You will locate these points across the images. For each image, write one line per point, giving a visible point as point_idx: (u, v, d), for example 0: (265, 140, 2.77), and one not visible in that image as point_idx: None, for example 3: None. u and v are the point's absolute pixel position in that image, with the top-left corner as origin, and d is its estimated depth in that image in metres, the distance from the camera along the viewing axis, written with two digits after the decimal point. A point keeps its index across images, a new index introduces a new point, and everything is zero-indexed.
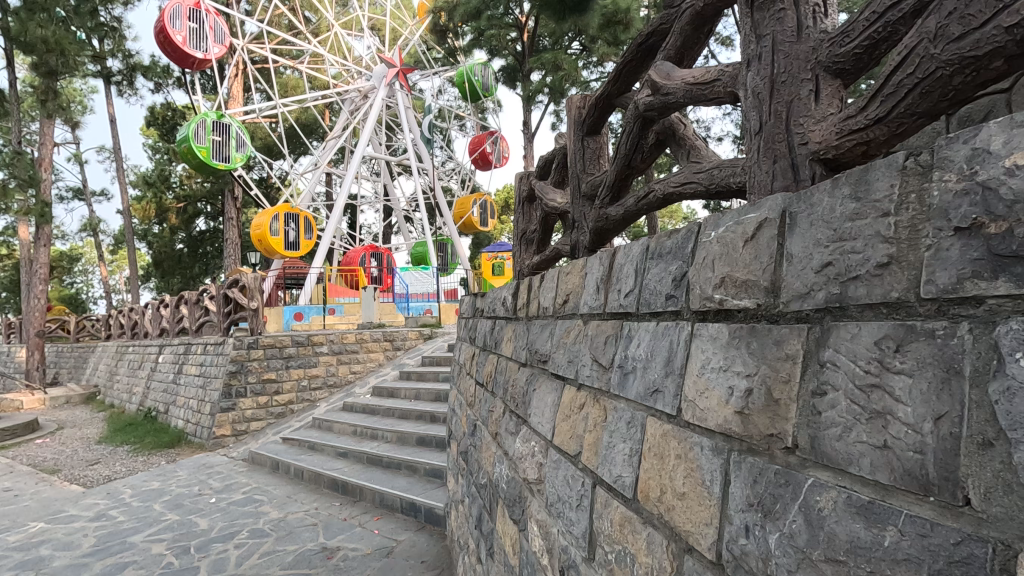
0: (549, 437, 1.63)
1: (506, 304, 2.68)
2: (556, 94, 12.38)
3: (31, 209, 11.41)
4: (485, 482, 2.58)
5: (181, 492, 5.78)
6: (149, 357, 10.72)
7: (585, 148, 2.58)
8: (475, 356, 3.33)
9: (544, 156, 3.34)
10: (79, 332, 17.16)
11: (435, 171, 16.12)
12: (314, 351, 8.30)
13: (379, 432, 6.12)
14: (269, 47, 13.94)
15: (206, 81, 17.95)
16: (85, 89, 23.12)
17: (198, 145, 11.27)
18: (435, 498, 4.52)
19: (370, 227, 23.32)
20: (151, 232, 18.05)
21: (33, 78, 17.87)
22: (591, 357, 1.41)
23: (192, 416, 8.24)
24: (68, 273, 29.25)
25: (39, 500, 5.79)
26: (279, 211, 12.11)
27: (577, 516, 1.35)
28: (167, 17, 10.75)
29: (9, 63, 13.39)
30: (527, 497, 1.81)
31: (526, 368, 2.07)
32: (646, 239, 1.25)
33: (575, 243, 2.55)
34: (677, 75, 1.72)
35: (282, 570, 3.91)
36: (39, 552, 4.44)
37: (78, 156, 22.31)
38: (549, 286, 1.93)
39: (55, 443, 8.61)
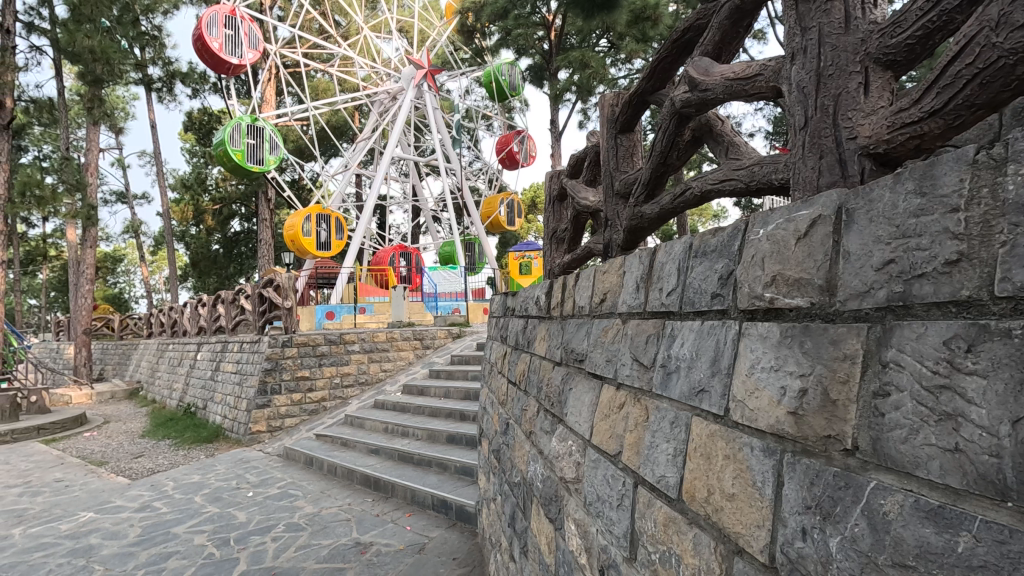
0: (588, 438, 1.62)
1: (539, 303, 2.67)
2: (583, 92, 12.32)
3: (79, 212, 11.93)
4: (519, 481, 2.59)
5: (220, 486, 5.96)
6: (188, 354, 11.07)
7: (618, 146, 2.56)
8: (507, 355, 3.34)
9: (576, 154, 3.33)
10: (123, 330, 17.87)
11: (462, 172, 16.24)
12: (346, 349, 8.45)
13: (410, 430, 6.20)
14: (300, 51, 14.23)
15: (240, 85, 18.47)
16: (128, 96, 24.10)
17: (233, 149, 11.59)
18: (465, 495, 4.56)
19: (398, 227, 23.55)
20: (189, 233, 18.67)
21: (79, 86, 18.70)
22: (632, 357, 1.41)
23: (228, 412, 8.48)
24: (112, 272, 30.56)
25: (88, 491, 6.05)
26: (311, 212, 12.37)
27: (618, 515, 1.35)
28: (203, 25, 11.08)
29: (58, 72, 14.04)
30: (564, 497, 1.81)
31: (562, 368, 2.06)
32: (690, 236, 1.23)
33: (608, 242, 2.54)
34: (717, 70, 1.70)
35: (317, 564, 3.99)
36: (89, 540, 4.64)
37: (122, 160, 23.28)
38: (585, 286, 1.93)
39: (101, 436, 8.98)
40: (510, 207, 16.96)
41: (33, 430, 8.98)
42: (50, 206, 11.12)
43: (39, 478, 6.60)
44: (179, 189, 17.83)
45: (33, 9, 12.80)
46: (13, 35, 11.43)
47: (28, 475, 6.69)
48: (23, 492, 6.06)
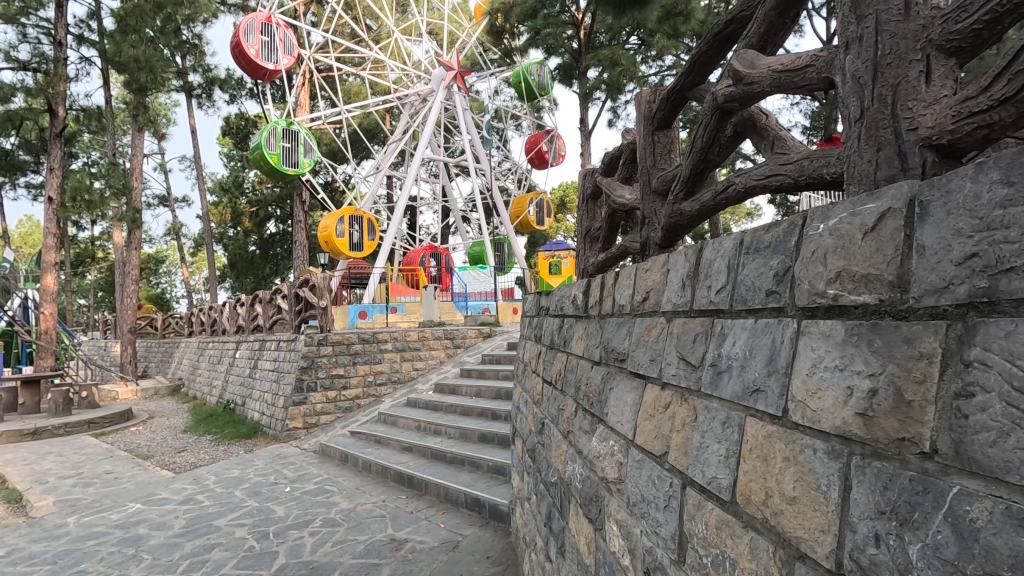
0: (631, 437, 1.60)
1: (575, 302, 2.65)
2: (613, 89, 12.17)
3: (125, 215, 12.43)
4: (556, 480, 2.58)
5: (259, 481, 6.12)
6: (227, 352, 11.38)
7: (655, 143, 2.52)
8: (542, 355, 3.32)
9: (610, 152, 3.30)
10: (165, 328, 18.52)
11: (492, 172, 16.28)
12: (379, 348, 8.60)
13: (442, 428, 6.26)
14: (333, 56, 14.49)
15: (276, 91, 18.98)
16: (170, 103, 24.99)
17: (269, 152, 11.89)
18: (499, 494, 4.57)
19: (428, 228, 23.79)
20: (227, 235, 19.21)
21: (125, 95, 19.50)
22: (678, 355, 1.38)
23: (266, 409, 8.67)
24: (154, 273, 31.65)
25: (135, 483, 6.29)
26: (344, 213, 12.59)
27: (664, 517, 1.32)
28: (241, 32, 11.38)
29: (105, 82, 14.67)
30: (605, 497, 1.80)
31: (601, 366, 2.04)
32: (740, 232, 1.20)
33: (645, 241, 2.50)
34: (763, 62, 1.65)
35: (353, 558, 4.05)
36: (137, 531, 4.82)
37: (164, 165, 24.15)
38: (625, 285, 1.90)
39: (146, 431, 9.31)
40: (539, 206, 16.98)
41: (83, 424, 9.38)
42: (98, 210, 11.62)
43: (90, 470, 6.90)
44: (218, 192, 18.40)
45: (83, 22, 13.42)
46: (66, 47, 12.01)
47: (81, 467, 7.00)
48: (76, 483, 6.35)
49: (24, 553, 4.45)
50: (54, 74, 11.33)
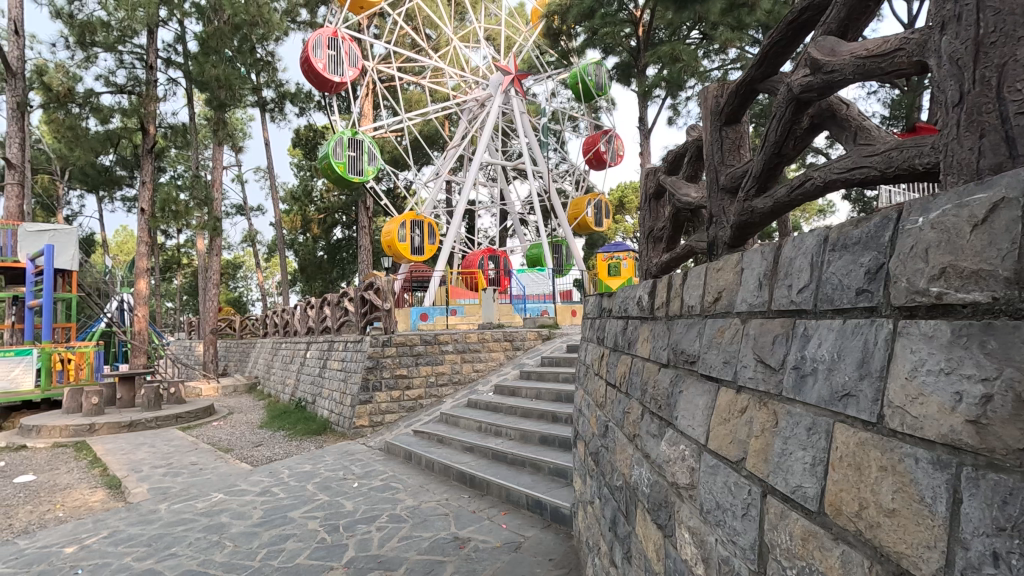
0: (703, 442, 1.55)
1: (640, 303, 2.59)
2: (673, 86, 11.88)
3: (207, 224, 13.36)
4: (621, 485, 2.54)
5: (329, 476, 6.38)
6: (298, 352, 11.96)
7: (723, 139, 2.43)
8: (605, 357, 3.28)
9: (674, 150, 3.21)
10: (243, 329, 19.70)
11: (550, 174, 16.29)
12: (440, 349, 8.78)
13: (503, 430, 6.31)
14: (395, 66, 14.98)
15: (342, 102, 19.84)
16: (246, 118, 26.61)
17: (336, 161, 12.42)
18: (560, 497, 4.55)
19: (487, 231, 24.09)
20: (298, 241, 20.24)
21: (206, 112, 20.98)
22: (755, 357, 1.33)
23: (335, 407, 9.02)
24: (232, 277, 33.74)
25: (218, 475, 6.72)
26: (406, 219, 12.96)
27: (743, 525, 1.27)
28: (310, 48, 11.99)
29: (190, 101, 15.86)
30: (675, 503, 1.75)
31: (670, 369, 1.99)
32: (825, 228, 1.13)
33: (713, 240, 2.42)
34: (844, 49, 1.56)
35: (418, 555, 4.15)
36: (221, 519, 5.15)
37: (241, 176, 25.74)
38: (694, 285, 1.84)
39: (227, 426, 9.93)
40: (597, 207, 16.86)
41: (172, 418, 10.12)
42: (183, 219, 12.51)
43: (178, 460, 7.44)
44: (290, 201, 19.41)
45: (171, 46, 14.55)
46: (156, 70, 13.05)
47: (170, 458, 7.56)
48: (166, 473, 6.86)
49: (123, 535, 4.85)
50: (146, 96, 12.36)
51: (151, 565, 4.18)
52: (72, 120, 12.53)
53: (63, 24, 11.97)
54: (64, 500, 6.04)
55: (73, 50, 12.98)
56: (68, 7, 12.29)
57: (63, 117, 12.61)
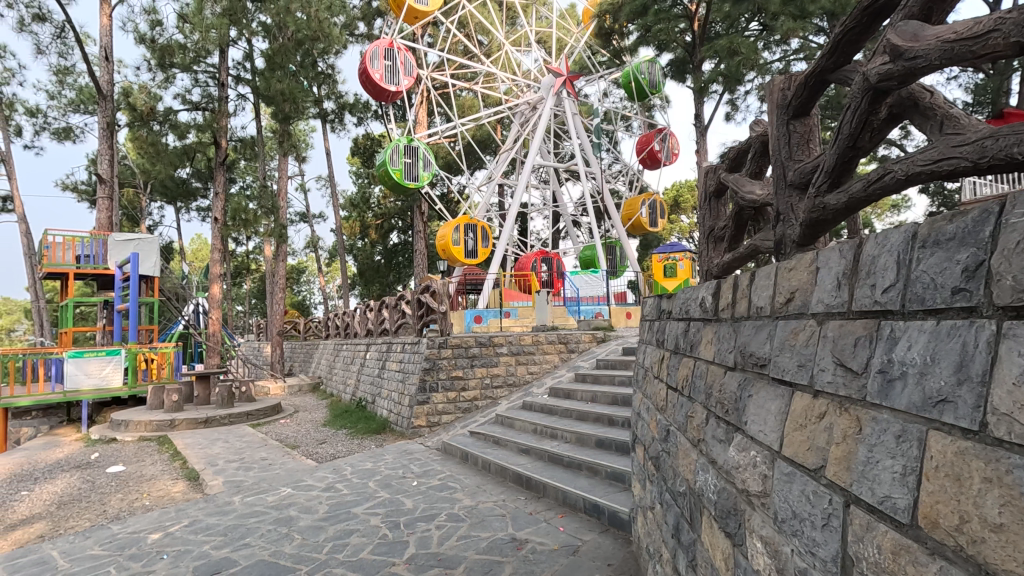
0: (776, 447, 1.50)
1: (703, 304, 2.52)
2: (732, 80, 11.49)
3: (274, 231, 14.07)
4: (684, 491, 2.49)
5: (390, 474, 6.56)
6: (359, 353, 12.35)
7: (791, 133, 2.33)
8: (665, 359, 3.21)
9: (737, 146, 3.10)
10: (307, 331, 20.57)
11: (603, 174, 16.13)
12: (495, 351, 8.85)
13: (559, 432, 6.28)
14: (448, 73, 15.25)
15: (398, 111, 20.41)
16: (308, 129, 27.82)
17: (393, 168, 12.78)
18: (619, 501, 4.49)
19: (539, 233, 24.09)
20: (357, 246, 20.92)
21: (273, 125, 22.15)
22: (835, 360, 1.26)
23: (394, 407, 9.25)
24: (296, 282, 35.34)
25: (285, 470, 7.04)
26: (459, 222, 13.13)
27: (823, 537, 1.22)
28: (367, 59, 12.42)
29: (257, 114, 16.77)
30: (746, 511, 1.70)
31: (737, 372, 1.93)
32: (913, 224, 1.07)
33: (780, 238, 2.32)
34: (929, 33, 1.46)
35: (477, 554, 4.19)
36: (290, 512, 5.40)
37: (304, 185, 26.93)
38: (763, 286, 1.77)
39: (293, 424, 10.38)
40: (652, 207, 16.55)
41: (243, 415, 10.68)
42: (252, 227, 13.21)
43: (250, 456, 7.84)
44: (349, 207, 20.12)
45: (240, 64, 15.45)
46: (227, 87, 13.87)
47: (243, 453, 7.99)
48: (239, 467, 7.26)
49: (203, 524, 5.17)
50: (218, 112, 13.16)
51: (228, 554, 4.44)
52: (154, 137, 13.49)
53: (146, 48, 12.95)
54: (150, 490, 6.50)
55: (155, 72, 14.02)
56: (150, 33, 13.28)
57: (147, 134, 13.64)
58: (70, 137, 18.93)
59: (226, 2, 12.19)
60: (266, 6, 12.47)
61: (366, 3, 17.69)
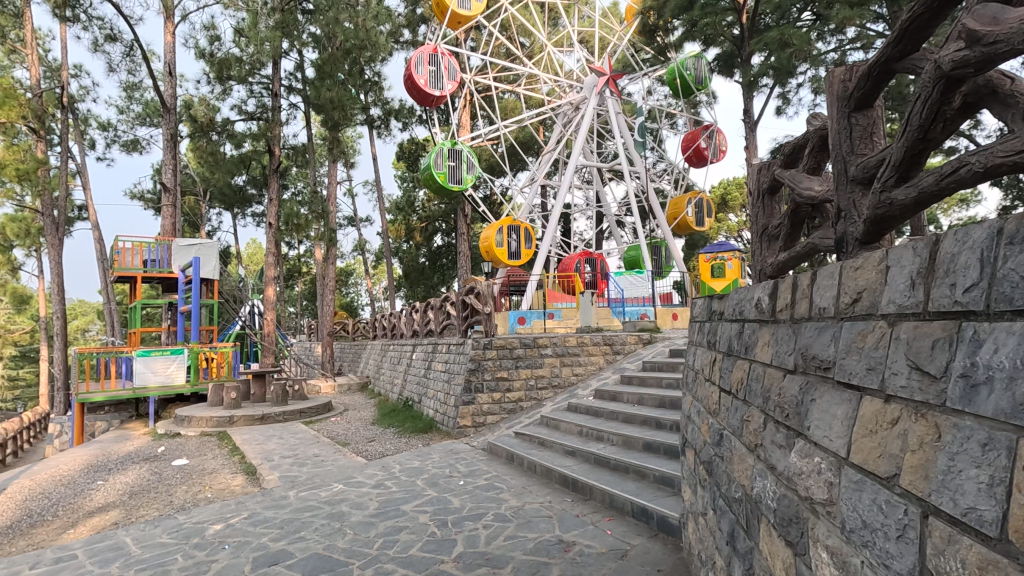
0: (843, 454, 1.44)
1: (759, 305, 2.44)
2: (783, 74, 11.10)
3: (324, 235, 14.56)
4: (740, 497, 2.42)
5: (437, 472, 6.66)
6: (405, 353, 12.59)
7: (852, 126, 2.23)
8: (718, 362, 3.13)
9: (792, 142, 2.99)
10: (356, 332, 21.14)
11: (647, 173, 15.87)
12: (540, 352, 8.85)
13: (605, 435, 6.22)
14: (491, 76, 15.38)
15: (442, 115, 20.73)
16: (355, 135, 28.62)
17: (437, 171, 12.98)
18: (668, 506, 4.40)
19: (582, 233, 23.93)
20: (402, 249, 21.36)
21: (322, 132, 22.93)
22: (908, 363, 1.21)
23: (440, 407, 9.37)
24: (344, 283, 36.38)
25: (337, 467, 7.26)
26: (503, 224, 13.20)
27: (899, 548, 1.17)
28: (412, 65, 12.68)
29: (308, 123, 17.39)
30: (810, 519, 1.63)
31: (798, 376, 1.86)
32: (999, 220, 1.00)
33: (842, 236, 2.22)
34: (1009, 18, 1.38)
35: (525, 555, 4.20)
36: (342, 508, 5.56)
37: (352, 190, 27.71)
38: (826, 285, 1.69)
39: (344, 422, 10.69)
40: (698, 206, 16.16)
41: (297, 412, 11.08)
42: (304, 231, 13.69)
43: (304, 452, 8.13)
44: (395, 211, 20.60)
45: (292, 74, 16.09)
46: (280, 97, 14.44)
47: (296, 449, 8.28)
48: (293, 463, 7.53)
49: (261, 517, 5.39)
50: (272, 121, 13.72)
51: (285, 546, 4.61)
52: (213, 146, 14.23)
53: (206, 63, 13.67)
54: (212, 483, 6.83)
55: (214, 85, 14.78)
56: (210, 48, 13.99)
57: (207, 144, 14.40)
58: (138, 149, 20.21)
59: (279, 15, 12.68)
60: (316, 18, 12.91)
61: (411, 10, 18.05)
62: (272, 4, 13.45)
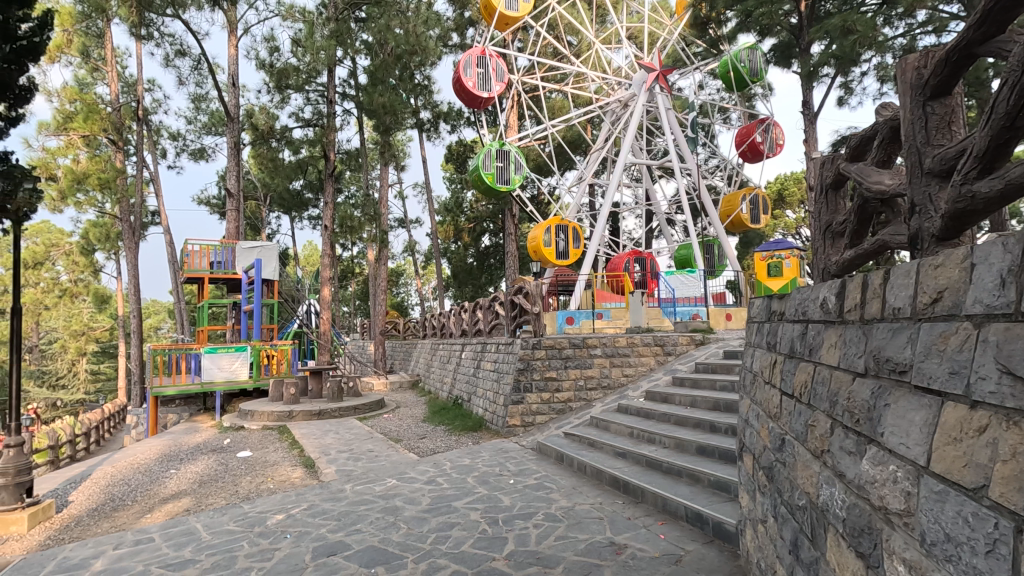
0: (923, 463, 1.36)
1: (825, 305, 2.33)
2: (845, 62, 10.55)
3: (376, 237, 14.97)
4: (804, 505, 2.33)
5: (487, 471, 6.72)
6: (454, 352, 12.76)
7: (928, 116, 2.09)
8: (778, 365, 3.02)
9: (860, 134, 2.84)
10: (406, 331, 21.62)
11: (699, 170, 15.45)
12: (589, 353, 8.78)
13: (657, 437, 6.11)
14: (539, 76, 15.35)
15: (490, 116, 20.88)
16: (405, 139, 29.26)
17: (485, 172, 13.10)
18: (724, 512, 4.27)
19: (631, 232, 23.60)
20: (451, 249, 21.67)
21: (375, 137, 23.61)
22: (998, 368, 1.13)
23: (489, 406, 9.45)
24: (395, 283, 37.26)
25: (390, 462, 7.45)
26: (551, 224, 13.17)
27: (988, 565, 1.11)
28: (461, 68, 12.85)
29: (360, 127, 17.92)
30: (883, 530, 1.56)
31: (870, 379, 1.77)
32: None
33: (917, 232, 2.10)
34: None
35: (576, 555, 4.19)
36: (396, 502, 5.70)
37: (402, 192, 28.35)
38: (901, 285, 1.60)
39: (396, 419, 10.94)
40: (753, 203, 15.60)
41: (351, 409, 11.42)
42: (357, 233, 14.11)
43: (359, 447, 8.38)
44: (444, 212, 20.95)
45: (346, 82, 16.64)
46: (335, 104, 14.94)
47: (352, 444, 8.55)
48: (349, 457, 7.78)
49: (320, 509, 5.60)
50: (328, 127, 14.23)
51: (342, 538, 4.77)
52: (273, 153, 14.91)
53: (266, 73, 14.32)
54: (274, 475, 7.16)
55: (273, 94, 15.47)
56: (270, 59, 14.65)
57: (267, 151, 15.09)
58: (204, 157, 21.43)
59: (333, 25, 13.10)
60: (369, 26, 13.29)
61: (459, 13, 18.29)
62: (328, 14, 13.93)
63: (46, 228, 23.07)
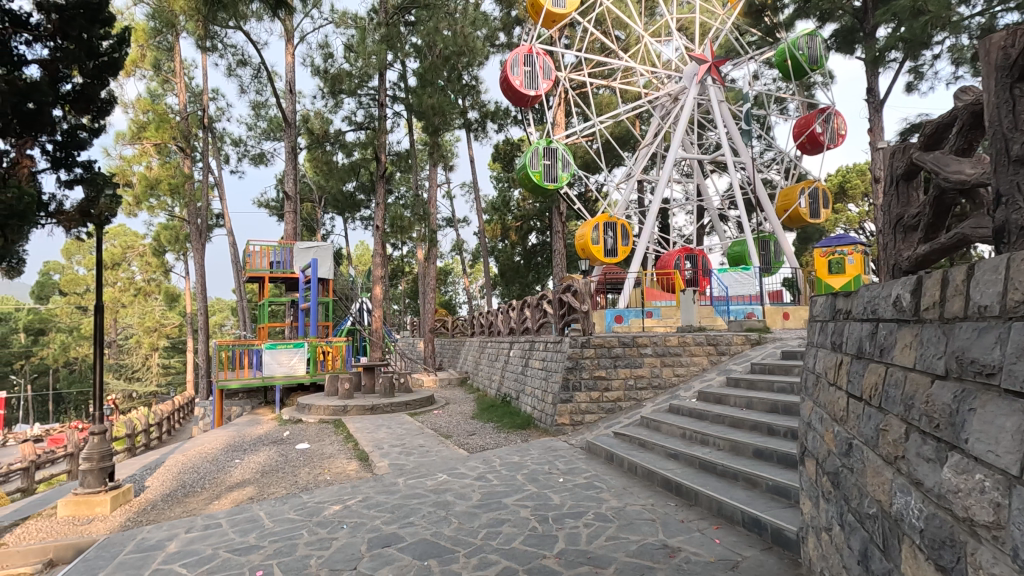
0: (1015, 472, 1.27)
1: (898, 303, 2.20)
2: (915, 46, 9.89)
3: (426, 236, 15.23)
4: (875, 513, 2.21)
5: (536, 469, 6.72)
6: (502, 350, 12.84)
7: (1016, 99, 1.93)
8: (844, 365, 2.88)
9: (936, 120, 2.65)
10: (455, 329, 21.86)
11: (754, 164, 14.89)
12: (640, 352, 8.63)
13: (710, 439, 5.95)
14: (587, 73, 15.16)
15: (537, 114, 20.83)
16: (454, 139, 29.58)
17: (533, 170, 13.07)
18: (783, 518, 4.12)
19: (682, 229, 22.99)
20: (498, 248, 21.77)
21: (424, 138, 23.99)
22: None
23: (538, 404, 9.44)
24: (444, 282, 37.72)
25: (441, 458, 7.56)
26: (599, 221, 13.02)
27: None
28: (508, 67, 12.89)
29: (410, 128, 18.24)
30: (968, 542, 1.47)
31: (950, 382, 1.67)
32: None
33: (1003, 223, 1.94)
34: None
35: (628, 556, 4.13)
36: (447, 497, 5.80)
37: (450, 192, 28.69)
38: (988, 281, 1.49)
39: (445, 416, 11.09)
40: (813, 196, 14.85)
41: (402, 404, 11.67)
42: (406, 233, 14.39)
43: (410, 443, 8.55)
44: (491, 211, 21.06)
45: (397, 84, 16.98)
46: (386, 106, 15.27)
47: (403, 439, 8.74)
48: (401, 452, 7.95)
49: (374, 501, 5.76)
50: (379, 130, 14.58)
51: (396, 530, 4.89)
52: (327, 156, 15.42)
53: (321, 79, 14.80)
54: (330, 467, 7.41)
55: (327, 98, 15.97)
56: (324, 65, 15.14)
57: (322, 155, 15.61)
58: (264, 162, 22.40)
59: (384, 29, 13.38)
60: (418, 29, 13.54)
61: (506, 12, 18.30)
62: (378, 19, 14.23)
63: (123, 232, 24.73)
